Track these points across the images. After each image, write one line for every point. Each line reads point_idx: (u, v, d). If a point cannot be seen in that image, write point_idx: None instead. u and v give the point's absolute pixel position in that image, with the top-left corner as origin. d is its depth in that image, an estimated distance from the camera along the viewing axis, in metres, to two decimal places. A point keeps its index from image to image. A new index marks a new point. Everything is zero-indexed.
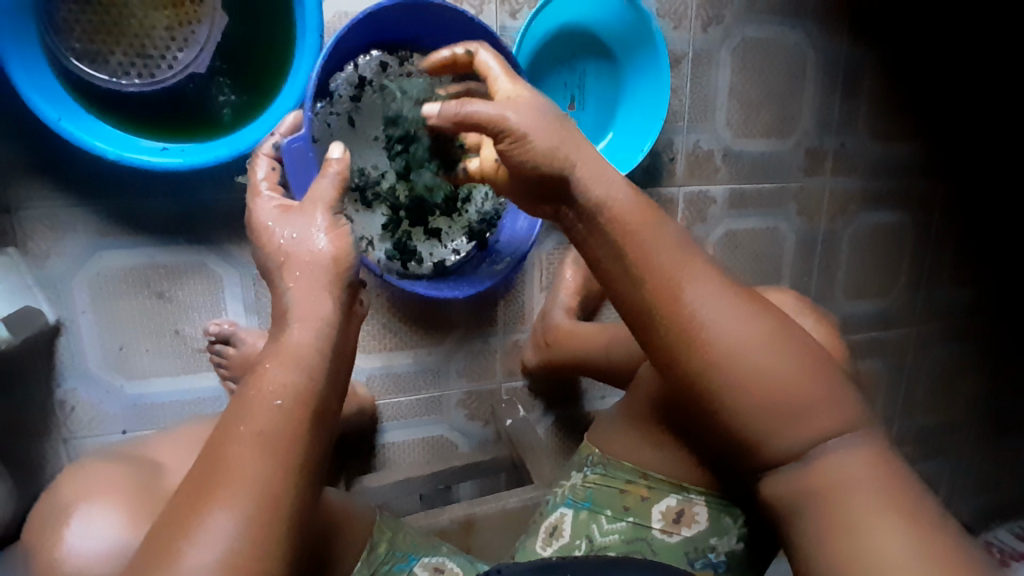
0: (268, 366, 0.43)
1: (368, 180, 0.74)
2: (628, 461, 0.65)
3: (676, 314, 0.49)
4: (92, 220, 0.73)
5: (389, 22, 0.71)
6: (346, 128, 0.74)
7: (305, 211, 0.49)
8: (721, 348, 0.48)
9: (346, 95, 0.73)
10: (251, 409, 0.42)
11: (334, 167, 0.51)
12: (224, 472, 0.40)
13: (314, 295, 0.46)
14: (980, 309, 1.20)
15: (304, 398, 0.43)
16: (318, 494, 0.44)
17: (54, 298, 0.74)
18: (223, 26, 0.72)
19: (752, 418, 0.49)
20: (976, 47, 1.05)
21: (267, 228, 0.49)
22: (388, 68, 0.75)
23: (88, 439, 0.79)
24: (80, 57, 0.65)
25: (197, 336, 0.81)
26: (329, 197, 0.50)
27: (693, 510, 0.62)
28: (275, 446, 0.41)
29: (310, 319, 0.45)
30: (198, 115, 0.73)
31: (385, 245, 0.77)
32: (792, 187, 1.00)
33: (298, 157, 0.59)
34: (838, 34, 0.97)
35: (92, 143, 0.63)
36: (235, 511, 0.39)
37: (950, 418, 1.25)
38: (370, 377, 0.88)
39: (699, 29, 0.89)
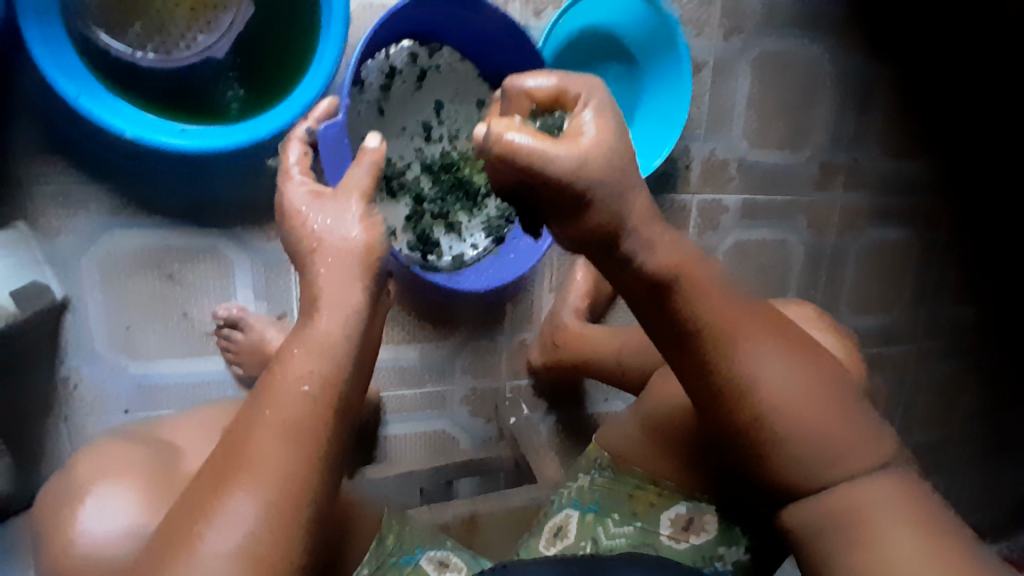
0: (294, 352, 0.43)
1: (395, 170, 0.76)
2: (639, 468, 0.67)
3: (702, 319, 0.48)
4: (106, 199, 0.73)
5: (420, 16, 0.70)
6: (376, 116, 0.75)
7: (338, 198, 0.49)
8: (745, 358, 0.48)
9: (377, 83, 0.74)
10: (275, 395, 0.41)
11: (369, 156, 0.50)
12: (249, 458, 0.39)
13: (342, 281, 0.45)
14: (980, 328, 1.21)
15: (329, 387, 0.42)
16: (338, 483, 0.44)
17: (63, 276, 0.73)
18: (249, 15, 0.73)
19: (778, 431, 0.48)
20: (987, 61, 1.05)
21: (300, 212, 0.48)
22: (418, 59, 0.76)
23: (92, 419, 0.78)
24: (100, 24, 0.65)
25: (205, 320, 0.80)
26: (363, 186, 0.49)
27: (703, 518, 0.63)
28: (300, 433, 0.40)
29: (339, 306, 0.44)
30: (204, 101, 0.71)
31: (407, 237, 0.77)
32: (803, 200, 1.01)
33: (334, 142, 0.59)
34: (856, 50, 0.98)
35: (112, 122, 0.63)
36: (257, 495, 0.38)
37: (945, 437, 1.26)
38: (377, 369, 0.88)
39: (721, 37, 0.89)
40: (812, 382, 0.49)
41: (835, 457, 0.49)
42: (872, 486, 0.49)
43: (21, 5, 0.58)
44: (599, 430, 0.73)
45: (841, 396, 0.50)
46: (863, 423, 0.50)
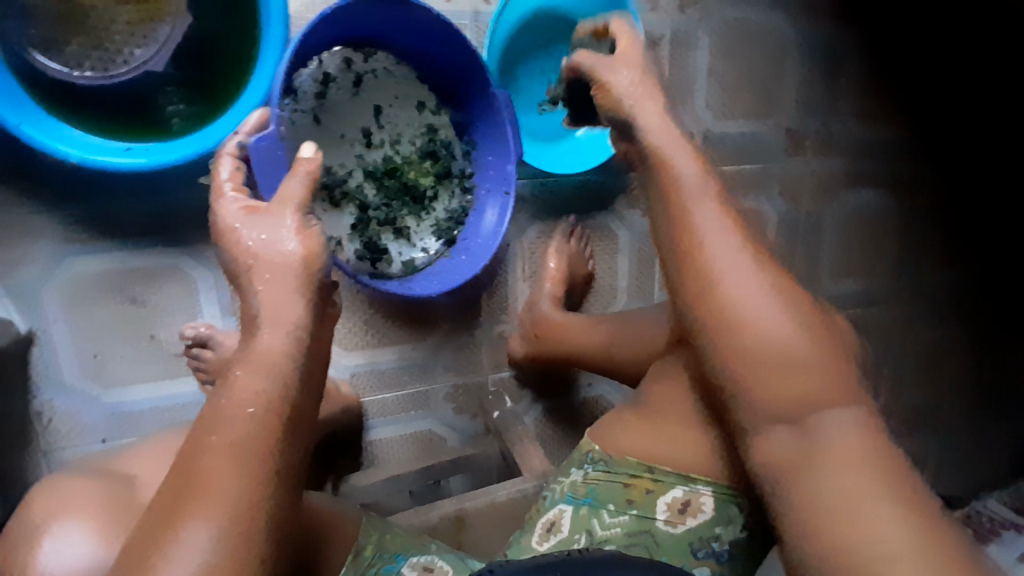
0: (239, 373, 0.42)
1: (336, 179, 0.75)
2: (631, 456, 0.64)
3: (710, 245, 0.52)
4: (60, 226, 0.71)
5: (355, 19, 0.67)
6: (312, 126, 0.73)
7: (273, 212, 0.47)
8: (748, 288, 0.50)
9: (311, 92, 0.72)
10: (221, 418, 0.40)
11: (305, 166, 0.49)
12: (197, 487, 0.38)
13: (284, 298, 0.44)
14: (964, 282, 1.21)
15: (276, 406, 0.41)
16: (297, 502, 0.43)
17: (24, 307, 0.72)
18: (187, 27, 0.70)
19: (768, 364, 0.49)
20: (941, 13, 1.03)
21: (234, 229, 0.47)
22: (353, 65, 0.74)
23: (67, 451, 0.77)
24: (34, 44, 0.63)
25: (174, 340, 0.79)
26: (299, 197, 0.48)
27: (700, 501, 0.62)
28: (250, 455, 0.40)
29: (281, 323, 0.43)
30: (142, 118, 0.69)
31: (354, 245, 0.75)
32: (774, 167, 1.00)
33: (267, 155, 0.55)
34: (817, 11, 0.96)
35: (56, 147, 0.61)
36: (211, 522, 0.38)
37: (937, 393, 1.26)
38: (354, 375, 0.87)
39: (677, 9, 0.87)
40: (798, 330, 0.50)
41: (806, 414, 0.48)
42: None
43: None
44: (592, 425, 0.70)
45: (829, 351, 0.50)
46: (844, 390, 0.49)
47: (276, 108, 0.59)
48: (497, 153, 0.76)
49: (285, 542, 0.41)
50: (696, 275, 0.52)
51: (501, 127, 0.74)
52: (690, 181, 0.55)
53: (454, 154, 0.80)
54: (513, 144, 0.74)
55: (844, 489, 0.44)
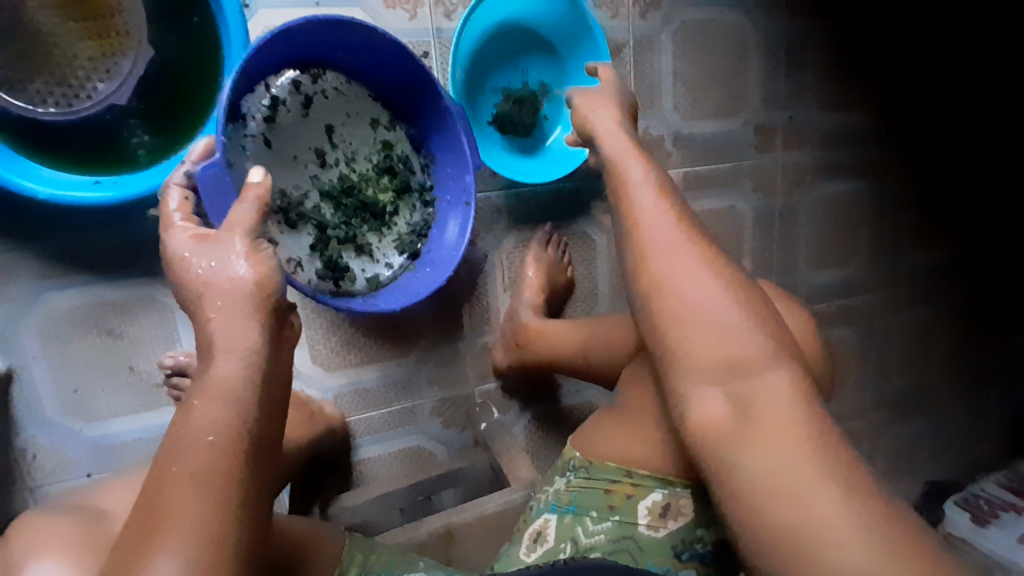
0: (196, 403, 0.42)
1: (292, 201, 0.74)
2: (612, 462, 0.65)
3: (650, 234, 0.56)
4: (33, 262, 0.71)
5: (301, 40, 0.67)
6: (264, 149, 0.72)
7: (222, 239, 0.47)
8: (688, 278, 0.53)
9: (260, 116, 0.71)
10: (182, 448, 0.40)
11: (254, 192, 0.49)
12: (160, 519, 0.38)
13: (240, 325, 0.44)
14: (942, 267, 1.22)
15: (238, 433, 0.42)
16: (265, 529, 0.43)
17: (2, 346, 0.72)
18: (149, 58, 0.70)
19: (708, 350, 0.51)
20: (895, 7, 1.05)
21: (183, 258, 0.47)
22: (301, 86, 0.73)
23: (54, 486, 0.77)
24: None
25: (153, 370, 0.79)
26: (247, 223, 0.48)
27: (680, 503, 0.62)
28: (212, 484, 0.40)
29: (234, 349, 0.44)
30: (107, 152, 0.70)
31: (315, 266, 0.75)
32: (745, 164, 1.00)
33: (215, 183, 0.55)
34: (777, 9, 0.97)
35: (23, 184, 0.62)
36: (174, 555, 0.37)
37: (924, 379, 1.26)
38: (338, 395, 0.87)
39: (638, 15, 0.88)
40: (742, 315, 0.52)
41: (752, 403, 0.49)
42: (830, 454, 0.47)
43: None
44: (576, 432, 0.72)
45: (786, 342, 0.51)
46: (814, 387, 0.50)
47: (223, 136, 0.58)
48: (454, 164, 0.78)
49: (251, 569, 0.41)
50: (648, 268, 0.55)
51: (458, 138, 0.76)
52: (642, 184, 0.60)
53: (412, 168, 0.81)
54: (470, 154, 0.75)
55: (799, 484, 0.44)
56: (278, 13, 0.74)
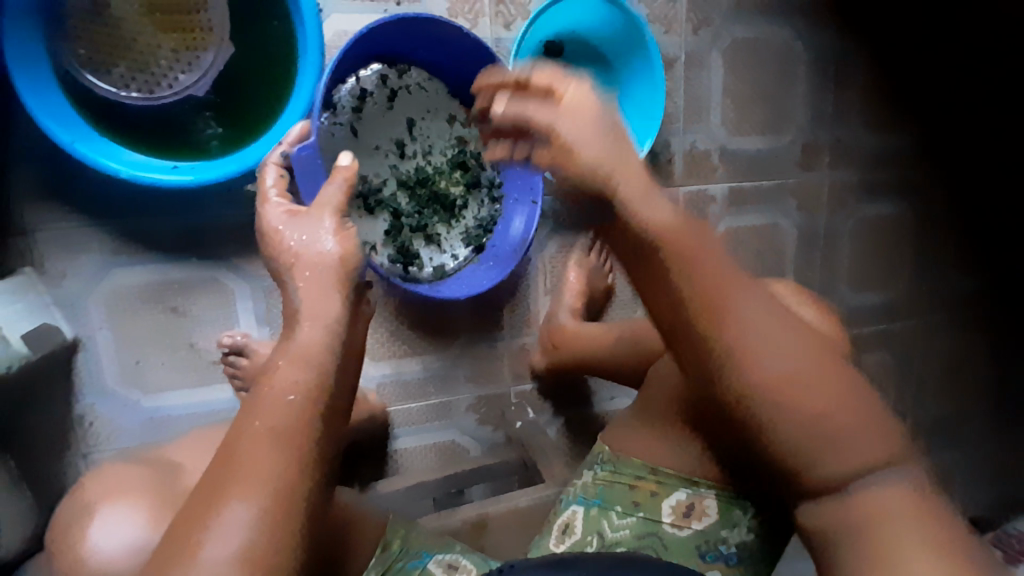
0: (280, 365, 0.45)
1: (371, 187, 0.79)
2: (636, 458, 0.67)
3: (743, 292, 0.47)
4: (107, 239, 0.76)
5: (383, 39, 0.72)
6: (350, 137, 0.77)
7: (313, 215, 0.52)
8: (778, 332, 0.47)
9: (349, 106, 0.77)
10: (263, 405, 0.43)
11: (342, 173, 0.53)
12: (239, 466, 0.41)
13: (318, 296, 0.48)
14: (985, 296, 1.20)
15: (314, 395, 0.44)
16: (328, 492, 0.45)
17: (73, 315, 0.77)
18: (228, 55, 0.74)
19: (804, 403, 0.47)
20: (944, 34, 1.06)
21: (278, 231, 0.52)
22: (387, 81, 0.78)
23: (108, 452, 0.80)
24: (84, 64, 0.68)
25: (211, 348, 0.83)
26: (337, 202, 0.53)
27: (704, 503, 0.64)
28: (287, 440, 0.42)
29: (318, 318, 0.47)
30: (181, 140, 0.74)
31: (387, 250, 0.79)
32: (789, 182, 1.02)
33: (306, 165, 0.59)
34: (826, 31, 0.99)
35: (105, 164, 0.66)
36: (252, 502, 0.40)
37: (962, 410, 1.24)
38: (381, 384, 0.90)
39: (691, 31, 0.91)
40: (827, 362, 0.49)
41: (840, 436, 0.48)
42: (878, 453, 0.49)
43: (12, 51, 0.62)
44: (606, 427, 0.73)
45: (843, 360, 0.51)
46: (874, 412, 0.49)
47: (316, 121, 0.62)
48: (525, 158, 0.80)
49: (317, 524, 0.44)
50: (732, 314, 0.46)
51: None
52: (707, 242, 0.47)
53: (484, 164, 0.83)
54: None
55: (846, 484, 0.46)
56: (350, 17, 0.78)
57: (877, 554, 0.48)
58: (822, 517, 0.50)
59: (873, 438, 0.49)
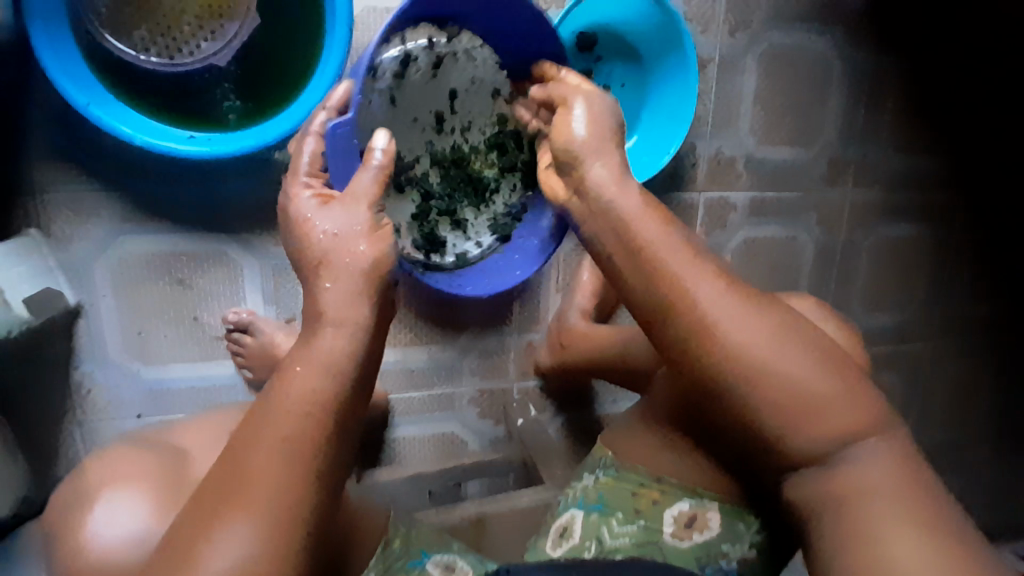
0: (297, 370, 0.45)
1: (404, 164, 0.78)
2: (641, 465, 0.66)
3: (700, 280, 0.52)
4: (117, 206, 0.74)
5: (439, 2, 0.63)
6: (388, 106, 0.75)
7: (345, 204, 0.50)
8: (756, 331, 0.51)
9: (391, 71, 0.74)
10: (274, 413, 0.44)
11: (376, 159, 0.51)
12: (248, 480, 0.42)
13: (343, 296, 0.47)
14: (998, 324, 1.19)
15: (323, 402, 0.45)
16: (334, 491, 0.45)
17: (77, 281, 0.75)
18: (254, 26, 0.72)
19: (784, 401, 0.50)
20: (985, 54, 1.03)
21: (306, 220, 0.50)
22: (434, 46, 0.74)
23: (105, 423, 0.79)
24: (104, 22, 0.65)
25: (216, 324, 0.81)
26: (370, 194, 0.51)
27: (706, 515, 0.63)
28: (295, 452, 0.43)
29: (344, 323, 0.47)
30: (199, 110, 0.72)
31: (413, 235, 0.78)
32: (813, 196, 1.00)
33: (342, 144, 0.55)
34: (865, 44, 0.97)
35: (120, 128, 0.64)
36: (255, 517, 0.41)
37: (962, 436, 1.24)
38: (384, 371, 0.89)
39: (727, 34, 0.88)
40: (821, 364, 0.51)
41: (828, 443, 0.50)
42: (889, 477, 0.49)
43: (31, 2, 0.60)
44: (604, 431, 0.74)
45: (851, 376, 0.52)
46: (878, 419, 0.51)
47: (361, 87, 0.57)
48: None
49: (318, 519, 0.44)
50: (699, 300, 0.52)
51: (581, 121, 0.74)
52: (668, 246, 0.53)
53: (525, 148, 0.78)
54: None
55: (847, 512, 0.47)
56: None
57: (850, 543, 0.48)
58: (800, 491, 0.52)
59: (851, 407, 0.50)
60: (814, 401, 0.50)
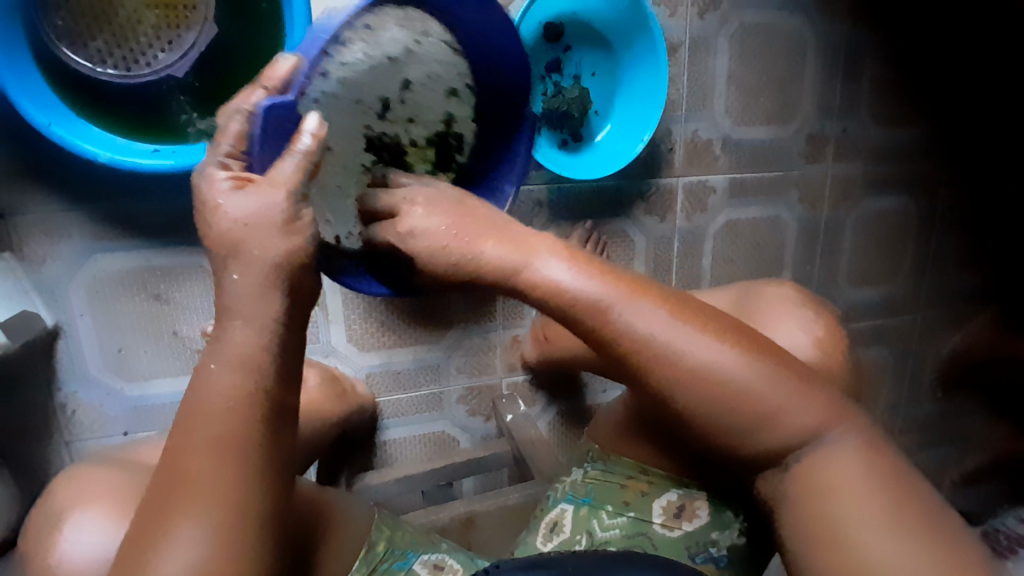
0: (212, 366, 0.45)
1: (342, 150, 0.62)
2: (625, 457, 0.66)
3: (643, 313, 0.49)
4: (87, 224, 0.73)
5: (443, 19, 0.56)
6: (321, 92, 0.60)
7: (261, 191, 0.46)
8: (710, 355, 0.48)
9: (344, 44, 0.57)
10: (206, 416, 0.43)
11: (304, 142, 0.48)
12: (188, 488, 0.42)
13: (256, 292, 0.45)
14: (986, 293, 1.19)
15: (259, 405, 0.44)
16: (285, 497, 0.46)
17: (52, 302, 0.74)
18: (211, 36, 0.72)
19: (747, 422, 0.47)
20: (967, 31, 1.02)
21: (216, 205, 0.47)
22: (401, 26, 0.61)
23: (91, 441, 0.79)
24: (60, 35, 0.64)
25: (196, 337, 0.80)
26: (291, 179, 0.47)
27: (694, 505, 0.62)
28: (232, 456, 0.43)
29: (259, 320, 0.45)
30: (160, 123, 0.71)
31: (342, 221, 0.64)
32: (793, 174, 0.99)
33: (276, 123, 0.50)
34: (838, 17, 0.95)
35: (84, 147, 0.64)
36: (199, 523, 0.41)
37: (956, 405, 1.24)
38: (369, 374, 0.88)
39: (697, 15, 0.87)
40: (778, 375, 0.48)
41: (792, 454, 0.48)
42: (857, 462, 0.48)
43: None
44: (591, 424, 0.74)
45: (811, 380, 0.49)
46: (838, 411, 0.49)
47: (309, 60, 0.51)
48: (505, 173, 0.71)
49: (275, 518, 0.45)
50: (644, 332, 0.48)
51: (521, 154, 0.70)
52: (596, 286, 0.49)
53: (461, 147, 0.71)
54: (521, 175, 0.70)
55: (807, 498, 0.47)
56: None
57: (815, 525, 0.47)
58: (769, 489, 0.50)
59: (808, 407, 0.48)
60: (770, 410, 0.47)
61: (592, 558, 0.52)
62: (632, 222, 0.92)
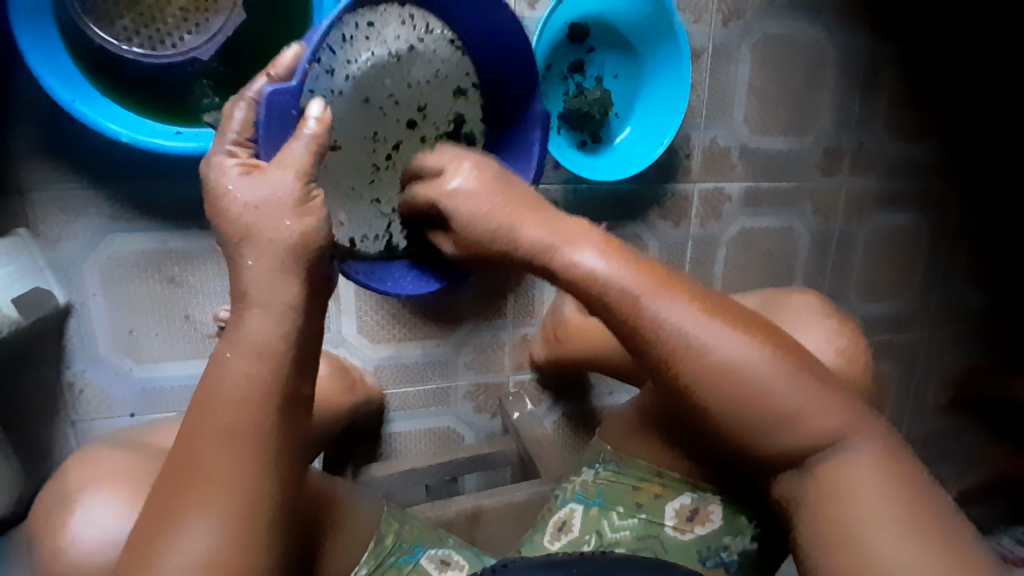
0: (228, 355, 0.45)
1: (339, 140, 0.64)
2: (642, 458, 0.65)
3: (673, 305, 0.50)
4: (105, 204, 0.73)
5: None
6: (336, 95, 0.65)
7: (273, 174, 0.48)
8: (739, 351, 0.48)
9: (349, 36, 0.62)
10: (226, 402, 0.43)
11: (310, 127, 0.49)
12: (205, 472, 0.42)
13: (273, 277, 0.46)
14: (992, 312, 1.19)
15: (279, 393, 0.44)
16: (299, 486, 0.46)
17: (65, 280, 0.74)
18: (239, 23, 0.70)
19: (767, 421, 0.48)
20: (988, 53, 1.03)
21: (228, 190, 0.48)
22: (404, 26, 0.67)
23: (98, 421, 0.79)
24: (87, 11, 0.64)
25: (207, 322, 0.80)
26: (301, 163, 0.49)
27: (708, 509, 0.62)
28: (249, 441, 0.43)
29: (280, 308, 0.45)
30: (183, 106, 0.71)
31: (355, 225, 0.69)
32: (808, 185, 0.99)
33: (278, 111, 0.51)
34: (859, 32, 0.96)
35: (107, 126, 0.64)
36: (211, 512, 0.41)
37: (958, 422, 1.24)
38: (378, 366, 0.88)
39: (720, 23, 0.87)
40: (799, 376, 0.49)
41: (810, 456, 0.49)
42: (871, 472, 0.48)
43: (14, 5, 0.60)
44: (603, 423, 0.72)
45: (833, 386, 0.50)
46: (856, 418, 0.49)
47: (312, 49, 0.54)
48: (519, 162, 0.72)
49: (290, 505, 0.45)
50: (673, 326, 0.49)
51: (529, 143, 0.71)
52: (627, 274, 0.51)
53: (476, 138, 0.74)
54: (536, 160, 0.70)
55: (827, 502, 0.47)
56: None
57: (831, 532, 0.48)
58: (786, 489, 0.51)
59: (828, 412, 0.49)
60: (789, 408, 0.48)
61: (599, 559, 0.52)
62: (647, 226, 0.92)
